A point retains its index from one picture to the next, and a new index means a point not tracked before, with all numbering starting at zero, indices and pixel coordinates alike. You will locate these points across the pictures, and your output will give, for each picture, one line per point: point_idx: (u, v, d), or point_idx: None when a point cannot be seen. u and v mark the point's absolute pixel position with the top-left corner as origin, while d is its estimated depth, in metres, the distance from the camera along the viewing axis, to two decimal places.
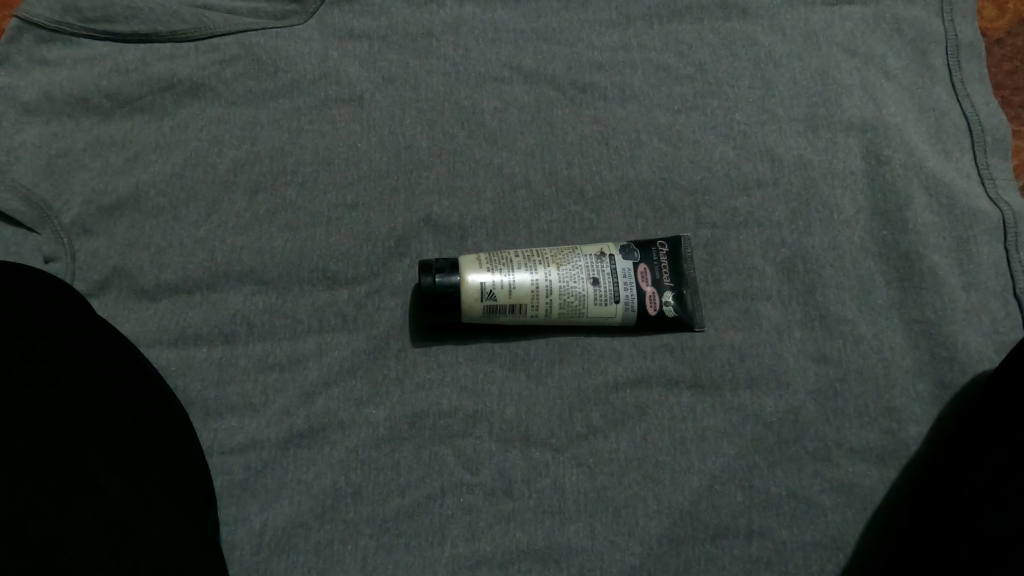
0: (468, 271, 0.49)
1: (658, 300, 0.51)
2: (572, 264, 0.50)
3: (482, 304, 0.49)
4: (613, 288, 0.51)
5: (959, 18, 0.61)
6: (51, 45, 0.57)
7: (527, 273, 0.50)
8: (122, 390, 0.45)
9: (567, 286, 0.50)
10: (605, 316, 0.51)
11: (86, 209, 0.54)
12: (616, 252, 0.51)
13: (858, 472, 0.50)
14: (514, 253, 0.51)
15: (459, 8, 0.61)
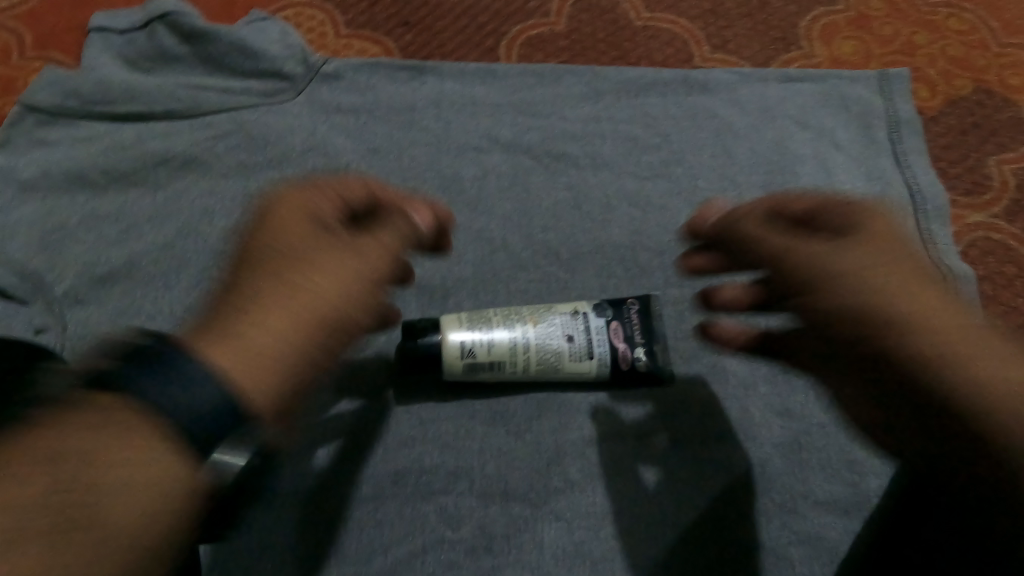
0: (448, 329, 0.51)
1: (631, 357, 0.53)
2: (548, 321, 0.52)
3: (461, 362, 0.51)
4: (587, 344, 0.52)
5: (898, 97, 0.68)
6: (51, 127, 0.60)
7: (504, 331, 0.51)
8: None
9: (544, 343, 0.52)
10: (580, 372, 0.52)
11: (80, 280, 0.56)
12: (589, 310, 0.53)
13: (823, 523, 0.52)
14: (492, 311, 0.52)
15: (440, 85, 0.66)
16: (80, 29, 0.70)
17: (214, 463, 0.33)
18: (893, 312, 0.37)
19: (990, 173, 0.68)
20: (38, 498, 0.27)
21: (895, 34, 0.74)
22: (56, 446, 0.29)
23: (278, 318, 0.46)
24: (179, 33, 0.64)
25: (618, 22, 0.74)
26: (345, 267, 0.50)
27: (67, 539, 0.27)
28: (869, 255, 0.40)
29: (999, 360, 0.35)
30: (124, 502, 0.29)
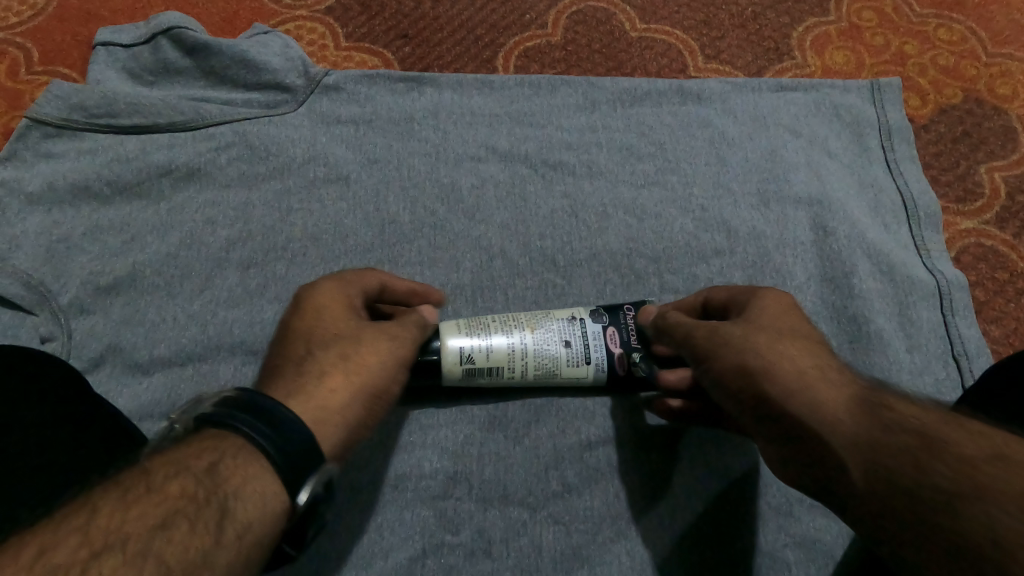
0: (447, 335, 0.51)
1: (627, 361, 0.53)
2: (545, 327, 0.53)
3: (461, 367, 0.51)
4: (584, 349, 0.52)
5: (889, 106, 0.69)
6: (57, 140, 0.62)
7: (503, 337, 0.52)
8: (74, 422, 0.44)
9: (541, 349, 0.52)
10: (578, 376, 0.53)
11: (84, 290, 0.57)
12: (586, 316, 0.54)
13: (818, 527, 0.52)
14: (490, 318, 0.53)
15: (438, 96, 0.67)
16: (85, 44, 0.71)
17: (316, 484, 0.38)
18: (772, 385, 0.42)
19: (981, 180, 0.69)
20: (194, 493, 0.34)
21: (886, 44, 0.75)
22: (204, 457, 0.35)
23: (333, 407, 0.44)
24: (182, 47, 0.65)
25: (613, 34, 0.75)
26: (385, 352, 0.47)
27: (214, 528, 0.33)
28: (761, 336, 0.44)
29: (864, 426, 0.38)
30: (253, 508, 0.35)
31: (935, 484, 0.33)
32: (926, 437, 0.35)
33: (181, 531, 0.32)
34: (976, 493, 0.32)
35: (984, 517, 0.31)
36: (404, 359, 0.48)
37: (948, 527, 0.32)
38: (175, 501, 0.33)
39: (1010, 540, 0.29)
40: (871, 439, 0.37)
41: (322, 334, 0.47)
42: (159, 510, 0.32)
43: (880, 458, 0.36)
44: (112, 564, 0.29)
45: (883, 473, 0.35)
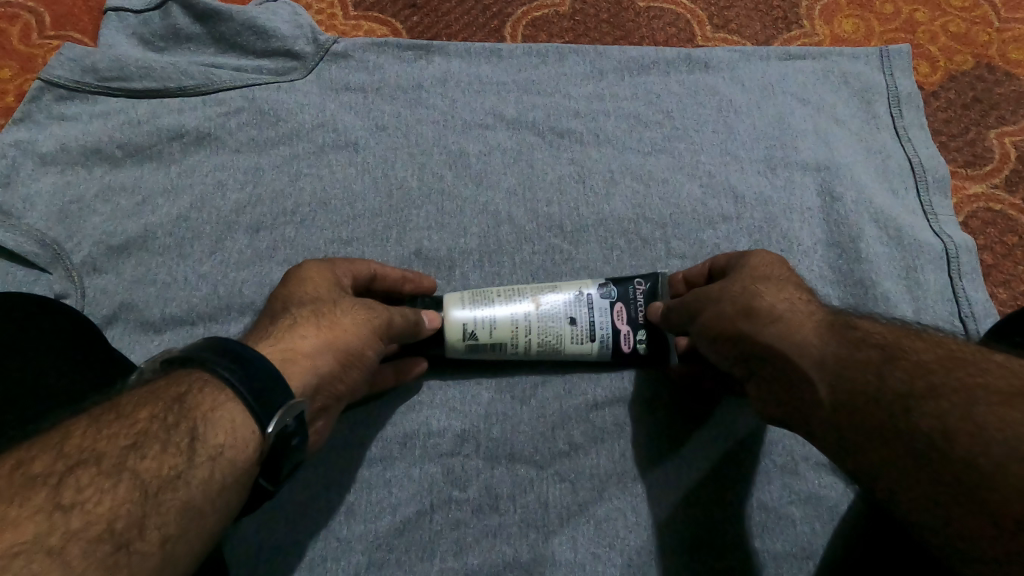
0: (451, 308, 0.51)
1: (632, 338, 0.52)
2: (552, 302, 0.52)
3: (463, 343, 0.51)
4: (589, 327, 0.52)
5: (899, 73, 0.68)
6: (69, 102, 0.62)
7: (507, 313, 0.51)
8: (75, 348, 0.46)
9: (546, 325, 0.51)
10: (582, 353, 0.52)
11: (97, 250, 0.58)
12: (594, 290, 0.52)
13: (823, 485, 0.52)
14: (496, 292, 0.52)
15: (446, 64, 0.67)
16: (96, 10, 0.72)
17: (284, 416, 0.38)
18: (748, 323, 0.44)
19: (991, 146, 0.68)
20: (163, 418, 0.35)
21: (897, 12, 0.75)
22: (172, 389, 0.37)
23: (303, 356, 0.44)
24: (192, 13, 0.66)
25: (621, 4, 0.75)
26: (364, 319, 0.48)
27: (185, 450, 0.35)
28: (737, 285, 0.47)
29: (836, 348, 0.41)
30: (223, 434, 0.36)
31: (895, 390, 0.37)
32: (887, 351, 0.39)
33: (153, 451, 0.34)
34: (928, 393, 0.36)
35: (935, 412, 0.35)
36: (384, 328, 0.48)
37: (903, 425, 0.36)
38: (145, 426, 0.35)
39: (955, 426, 0.34)
40: (841, 357, 0.40)
41: (302, 301, 0.48)
42: (129, 433, 0.34)
43: (847, 375, 0.39)
44: (88, 475, 0.32)
45: (851, 387, 0.39)
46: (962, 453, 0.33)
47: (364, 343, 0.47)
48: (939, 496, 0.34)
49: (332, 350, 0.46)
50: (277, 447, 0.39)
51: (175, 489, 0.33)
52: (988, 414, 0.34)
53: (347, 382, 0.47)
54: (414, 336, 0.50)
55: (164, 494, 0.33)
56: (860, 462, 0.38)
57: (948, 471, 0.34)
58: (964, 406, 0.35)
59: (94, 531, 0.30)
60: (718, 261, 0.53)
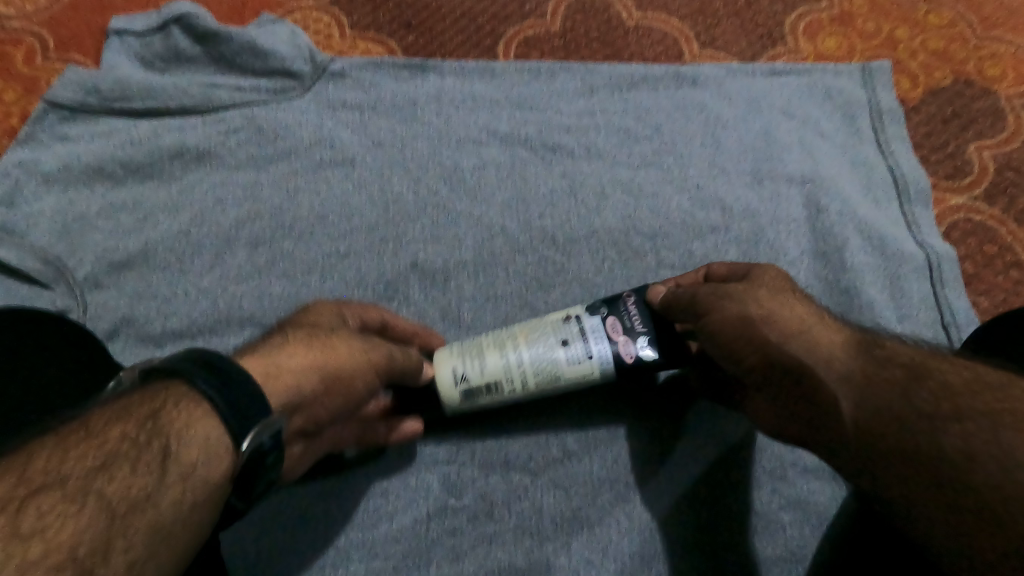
0: (440, 366, 0.49)
1: (634, 349, 0.48)
2: (541, 329, 0.49)
3: (458, 391, 0.48)
4: (583, 345, 0.48)
5: (881, 88, 0.70)
6: (72, 123, 0.64)
7: (498, 355, 0.48)
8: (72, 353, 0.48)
9: (538, 352, 0.48)
10: (583, 375, 0.48)
11: (99, 266, 0.59)
12: (582, 312, 0.49)
13: (812, 489, 0.53)
14: (484, 338, 0.49)
15: (441, 81, 0.69)
16: (99, 33, 0.73)
17: (260, 433, 0.37)
18: (772, 330, 0.43)
19: (970, 159, 0.70)
20: (134, 437, 0.35)
21: (878, 30, 0.77)
22: (145, 406, 0.36)
23: (286, 372, 0.43)
24: (193, 35, 0.67)
25: (611, 22, 0.77)
26: (358, 348, 0.47)
27: (155, 470, 0.34)
28: (762, 292, 0.46)
29: (864, 366, 0.42)
30: (195, 451, 0.36)
31: (919, 409, 0.38)
32: (910, 370, 0.41)
33: (121, 473, 0.33)
34: (954, 416, 0.37)
35: (960, 434, 0.37)
36: (380, 362, 0.47)
37: (925, 447, 0.37)
38: (115, 446, 0.34)
39: (979, 449, 0.36)
40: (868, 375, 0.41)
41: (304, 329, 0.47)
42: (98, 453, 0.33)
43: (872, 394, 0.40)
44: (52, 500, 0.31)
45: (876, 405, 0.40)
46: (985, 475, 0.35)
47: (355, 371, 0.46)
48: (949, 517, 0.36)
49: (318, 373, 0.44)
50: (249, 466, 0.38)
51: (144, 512, 0.33)
52: (1014, 439, 0.35)
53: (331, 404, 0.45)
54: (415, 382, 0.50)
55: (133, 516, 0.32)
56: (873, 479, 0.39)
57: (966, 494, 0.35)
58: (992, 431, 0.36)
59: (56, 556, 0.29)
60: (714, 271, 0.52)
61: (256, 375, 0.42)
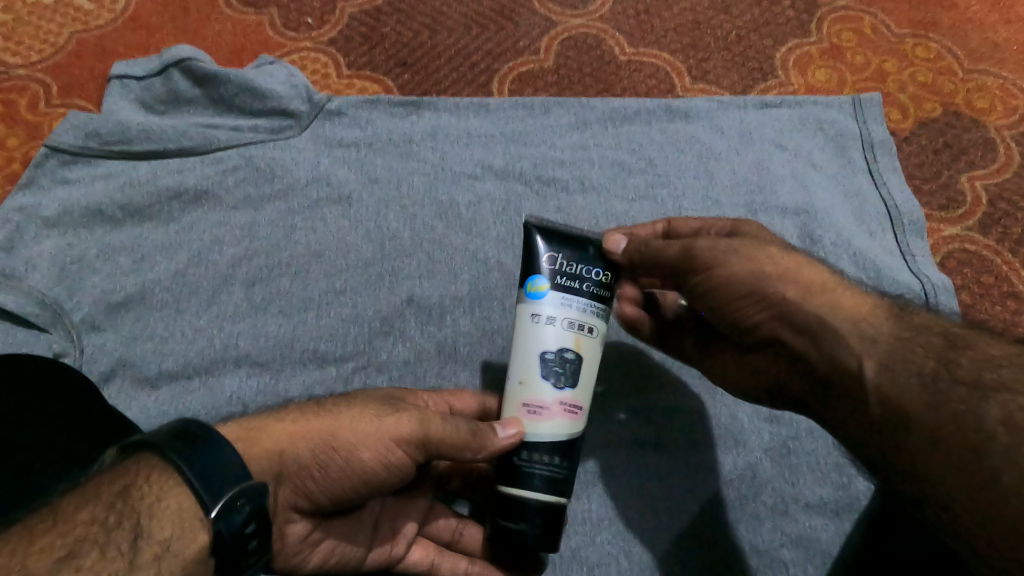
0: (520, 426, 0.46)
1: None
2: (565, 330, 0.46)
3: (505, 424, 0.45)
4: None
5: (871, 119, 0.71)
6: (72, 166, 0.65)
7: None
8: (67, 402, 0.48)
9: None
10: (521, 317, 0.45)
11: (96, 308, 0.59)
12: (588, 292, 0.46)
13: (815, 525, 0.52)
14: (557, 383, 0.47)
15: (436, 119, 0.70)
16: (102, 78, 0.75)
17: (228, 504, 0.37)
18: (788, 288, 0.44)
19: (963, 189, 0.71)
20: (104, 519, 0.36)
21: (866, 63, 0.78)
22: (115, 484, 0.37)
23: (275, 439, 0.43)
24: (193, 78, 0.69)
25: (604, 58, 0.78)
26: (369, 417, 0.44)
27: (127, 551, 0.36)
28: (772, 248, 0.46)
29: (896, 327, 0.42)
30: (166, 527, 0.37)
31: (955, 374, 0.39)
32: (948, 338, 0.41)
33: (91, 560, 0.35)
34: (999, 388, 0.38)
35: (1001, 405, 0.37)
36: (393, 429, 0.43)
37: (968, 424, 0.37)
38: (84, 531, 0.35)
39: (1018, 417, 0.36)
40: (904, 337, 0.42)
41: (336, 400, 0.45)
42: (66, 541, 0.35)
43: (897, 358, 0.41)
44: None
45: (901, 366, 0.41)
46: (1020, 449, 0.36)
47: (355, 441, 0.43)
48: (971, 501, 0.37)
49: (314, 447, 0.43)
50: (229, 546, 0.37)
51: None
52: None
53: (323, 478, 0.43)
54: (456, 453, 0.44)
55: None
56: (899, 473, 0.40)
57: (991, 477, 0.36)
58: None
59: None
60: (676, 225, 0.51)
61: (238, 443, 0.42)
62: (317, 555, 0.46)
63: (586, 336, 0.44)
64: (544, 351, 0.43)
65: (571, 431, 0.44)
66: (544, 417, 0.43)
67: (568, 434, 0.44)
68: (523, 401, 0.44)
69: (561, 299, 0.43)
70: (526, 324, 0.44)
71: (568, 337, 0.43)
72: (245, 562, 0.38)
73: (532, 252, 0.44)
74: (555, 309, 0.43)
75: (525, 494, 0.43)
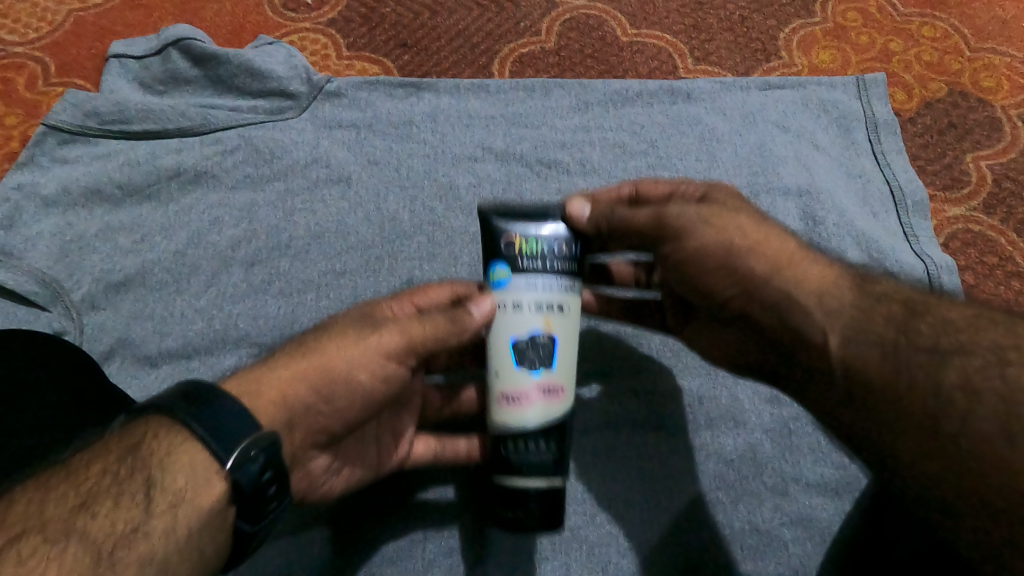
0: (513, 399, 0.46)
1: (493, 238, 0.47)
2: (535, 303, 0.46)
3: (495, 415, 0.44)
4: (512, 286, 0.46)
5: (875, 100, 0.71)
6: (70, 145, 0.64)
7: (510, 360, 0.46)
8: (60, 368, 0.49)
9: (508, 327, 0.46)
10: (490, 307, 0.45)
11: (95, 287, 0.59)
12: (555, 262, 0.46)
13: (815, 505, 0.52)
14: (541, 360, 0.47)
15: (436, 100, 0.70)
16: (100, 58, 0.75)
17: (248, 448, 0.37)
18: (757, 262, 0.43)
19: (967, 169, 0.70)
20: (115, 471, 0.36)
21: (871, 43, 0.77)
22: (125, 440, 0.37)
23: (270, 390, 0.42)
24: (191, 57, 0.68)
25: (605, 39, 0.78)
26: (352, 341, 0.44)
27: (140, 502, 0.36)
28: (739, 216, 0.45)
29: (858, 298, 0.43)
30: (180, 478, 0.37)
31: (918, 343, 0.41)
32: (906, 305, 0.43)
33: (104, 509, 0.35)
34: (954, 353, 0.40)
35: (959, 368, 0.39)
36: (380, 346, 0.44)
37: (930, 392, 0.39)
38: (95, 483, 0.36)
39: (978, 383, 0.39)
40: (864, 308, 0.43)
41: (316, 336, 0.45)
42: (79, 492, 0.36)
43: (863, 325, 0.42)
44: (32, 544, 0.33)
45: (863, 337, 0.42)
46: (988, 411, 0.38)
47: (347, 362, 0.43)
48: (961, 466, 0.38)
49: (303, 378, 0.43)
50: (250, 496, 0.37)
51: (134, 543, 0.35)
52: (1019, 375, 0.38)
53: (332, 410, 0.44)
54: (442, 344, 0.45)
55: (120, 550, 0.34)
56: (896, 451, 0.40)
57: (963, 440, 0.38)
58: (995, 370, 0.39)
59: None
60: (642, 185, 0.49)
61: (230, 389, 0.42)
62: (342, 480, 0.48)
63: (556, 316, 0.43)
64: (514, 338, 0.43)
65: (553, 414, 0.43)
66: (522, 405, 0.43)
67: (555, 417, 0.43)
68: (500, 392, 0.44)
69: (525, 284, 0.43)
70: (495, 316, 0.44)
71: (536, 320, 0.43)
72: (266, 508, 0.38)
73: (496, 241, 0.44)
74: (516, 293, 0.43)
75: (525, 483, 0.43)
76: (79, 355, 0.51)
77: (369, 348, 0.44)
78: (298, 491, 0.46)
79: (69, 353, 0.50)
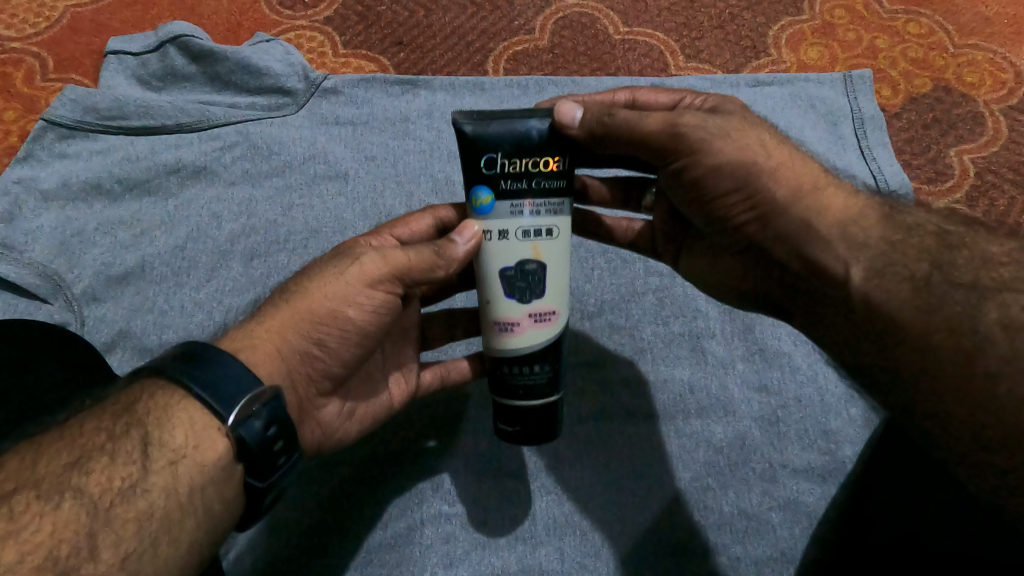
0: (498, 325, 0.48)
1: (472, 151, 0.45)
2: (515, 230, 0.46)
3: (493, 343, 0.46)
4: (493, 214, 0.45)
5: (861, 96, 0.72)
6: (70, 140, 0.65)
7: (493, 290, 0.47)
8: (60, 354, 0.50)
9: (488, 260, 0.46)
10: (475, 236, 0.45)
11: (96, 280, 0.60)
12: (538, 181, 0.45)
13: (801, 489, 0.54)
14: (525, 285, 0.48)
15: (432, 97, 0.70)
16: (98, 54, 0.75)
17: (249, 403, 0.38)
18: (778, 189, 0.43)
19: (951, 162, 0.72)
20: (110, 428, 0.37)
21: (858, 40, 0.79)
22: (121, 401, 0.39)
23: (263, 341, 0.43)
24: (189, 54, 0.69)
25: (598, 37, 0.79)
26: (334, 280, 0.44)
27: (136, 458, 0.37)
28: (750, 127, 0.45)
29: (888, 230, 0.43)
30: (181, 435, 0.38)
31: (960, 278, 0.40)
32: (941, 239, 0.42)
33: (99, 466, 0.36)
34: (996, 289, 0.39)
35: (1001, 305, 0.39)
36: (361, 276, 0.44)
37: (968, 329, 0.39)
38: (90, 441, 0.37)
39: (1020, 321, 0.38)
40: (895, 241, 0.42)
41: (296, 281, 0.46)
42: (74, 450, 0.36)
43: (891, 257, 0.42)
44: (26, 500, 0.34)
45: (891, 273, 0.41)
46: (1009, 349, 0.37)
47: (335, 296, 0.44)
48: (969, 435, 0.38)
49: (297, 325, 0.44)
50: (257, 451, 0.39)
51: (133, 500, 0.36)
52: None
53: (326, 353, 0.45)
54: (426, 275, 0.45)
55: (118, 507, 0.35)
56: None
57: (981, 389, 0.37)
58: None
59: (35, 556, 0.32)
60: (641, 98, 0.51)
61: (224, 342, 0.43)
62: (354, 424, 0.50)
63: (544, 241, 0.44)
64: (504, 267, 0.44)
65: (547, 337, 0.45)
66: (519, 332, 0.45)
67: (548, 341, 0.45)
68: (496, 320, 0.46)
69: (511, 209, 0.44)
70: (482, 242, 0.45)
71: (526, 248, 0.44)
72: (275, 462, 0.40)
73: (479, 158, 0.43)
74: (500, 220, 0.44)
75: (523, 403, 0.46)
76: (77, 342, 0.52)
77: (351, 279, 0.44)
78: (314, 441, 0.48)
79: (67, 340, 0.52)
